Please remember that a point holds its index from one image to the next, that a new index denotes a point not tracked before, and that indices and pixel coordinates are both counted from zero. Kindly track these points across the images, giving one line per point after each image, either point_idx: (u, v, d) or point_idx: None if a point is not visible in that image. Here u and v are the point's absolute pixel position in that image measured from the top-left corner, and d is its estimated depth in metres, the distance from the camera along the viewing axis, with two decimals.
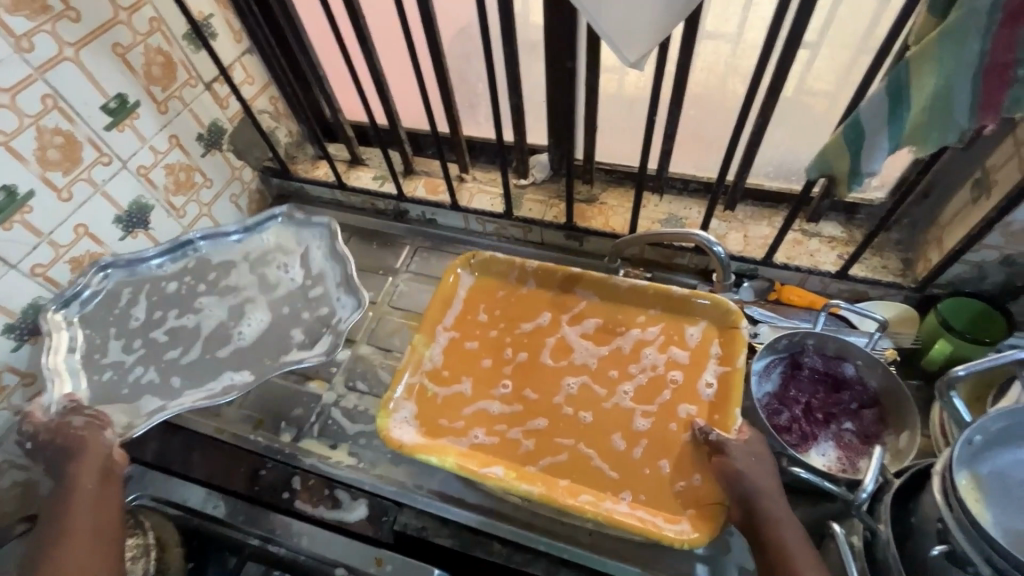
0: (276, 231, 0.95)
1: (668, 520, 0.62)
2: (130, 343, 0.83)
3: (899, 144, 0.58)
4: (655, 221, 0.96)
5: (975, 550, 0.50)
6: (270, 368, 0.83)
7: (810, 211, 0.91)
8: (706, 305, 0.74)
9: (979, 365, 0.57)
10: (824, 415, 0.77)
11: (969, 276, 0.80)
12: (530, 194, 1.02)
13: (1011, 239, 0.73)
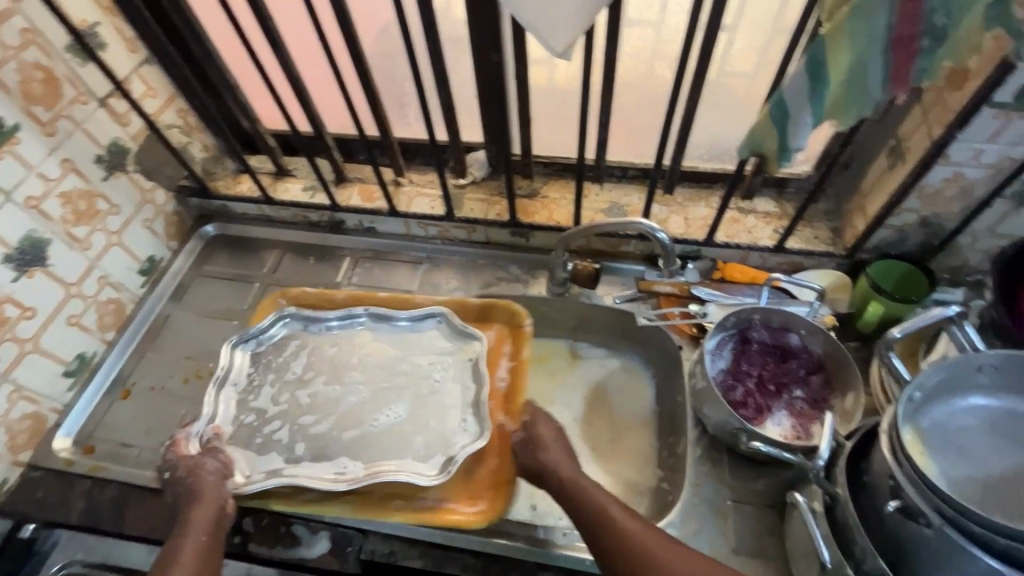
0: (435, 335, 0.83)
1: (468, 504, 0.71)
2: (278, 395, 0.78)
3: (821, 119, 0.59)
4: (599, 211, 0.95)
5: (925, 502, 0.53)
6: (377, 469, 0.71)
7: (743, 188, 0.94)
8: (500, 310, 0.85)
9: (913, 325, 0.62)
10: (776, 386, 0.79)
11: (891, 240, 0.85)
12: (470, 193, 0.99)
13: (927, 202, 0.78)
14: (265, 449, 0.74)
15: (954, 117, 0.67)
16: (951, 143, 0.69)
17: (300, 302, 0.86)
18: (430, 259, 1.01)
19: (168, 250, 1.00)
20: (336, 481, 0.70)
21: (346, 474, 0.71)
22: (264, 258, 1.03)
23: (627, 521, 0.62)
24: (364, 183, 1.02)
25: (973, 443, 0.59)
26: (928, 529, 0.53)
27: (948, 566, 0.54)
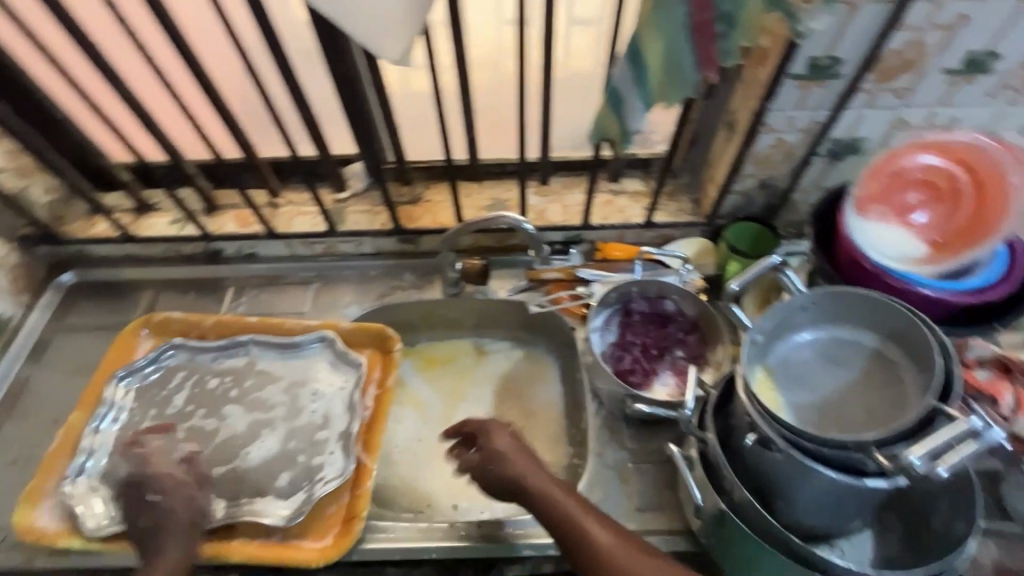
0: (322, 364, 0.90)
1: (315, 537, 0.76)
2: (155, 431, 0.84)
3: (651, 101, 0.64)
4: (479, 208, 1.02)
5: (774, 432, 0.62)
6: (237, 506, 0.78)
7: (611, 174, 1.04)
8: (371, 335, 0.91)
9: (747, 278, 0.73)
10: (658, 350, 0.90)
11: (739, 204, 0.99)
12: (352, 206, 1.03)
13: (761, 167, 0.92)
14: (121, 487, 0.77)
15: (761, 92, 0.79)
16: (766, 114, 0.84)
17: (193, 334, 0.92)
18: (320, 275, 1.04)
19: (19, 307, 0.97)
20: (200, 521, 0.74)
21: (206, 516, 0.76)
22: (138, 300, 1.01)
23: (567, 505, 0.69)
24: (239, 209, 1.03)
25: (813, 372, 0.71)
26: (778, 455, 0.63)
27: (799, 481, 0.64)
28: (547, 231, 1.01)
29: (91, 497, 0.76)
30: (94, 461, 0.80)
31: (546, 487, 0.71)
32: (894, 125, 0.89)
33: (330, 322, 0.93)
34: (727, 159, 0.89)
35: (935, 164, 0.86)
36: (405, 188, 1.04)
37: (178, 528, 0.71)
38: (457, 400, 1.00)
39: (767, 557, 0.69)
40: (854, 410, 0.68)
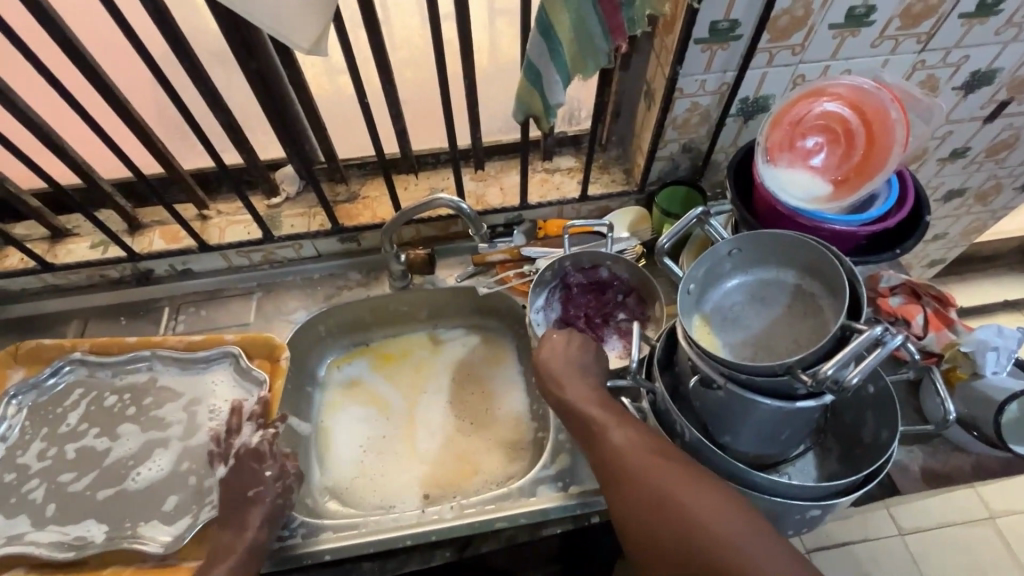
0: (225, 376, 0.92)
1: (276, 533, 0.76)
2: (46, 450, 0.85)
3: (568, 76, 0.75)
4: (541, 182, 1.08)
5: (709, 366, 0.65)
6: (127, 530, 0.78)
7: (617, 144, 1.10)
8: (259, 344, 0.94)
9: (675, 230, 0.75)
10: (596, 319, 0.98)
11: (683, 169, 1.05)
12: (422, 191, 1.09)
13: (681, 131, 0.97)
14: (18, 510, 0.80)
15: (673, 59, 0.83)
16: (679, 77, 0.86)
17: (86, 347, 0.94)
18: (366, 263, 1.08)
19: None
20: (70, 546, 0.76)
21: (86, 538, 0.77)
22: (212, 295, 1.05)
23: (595, 412, 0.69)
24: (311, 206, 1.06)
25: (746, 311, 0.73)
26: (719, 391, 0.66)
27: (745, 414, 0.66)
28: (558, 202, 1.07)
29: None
30: None
31: (583, 396, 0.71)
32: (794, 81, 0.91)
33: (215, 338, 0.94)
34: (704, 115, 0.95)
35: (835, 110, 0.77)
36: (404, 180, 1.10)
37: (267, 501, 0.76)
38: (418, 394, 1.05)
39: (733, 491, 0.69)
40: (782, 346, 0.69)
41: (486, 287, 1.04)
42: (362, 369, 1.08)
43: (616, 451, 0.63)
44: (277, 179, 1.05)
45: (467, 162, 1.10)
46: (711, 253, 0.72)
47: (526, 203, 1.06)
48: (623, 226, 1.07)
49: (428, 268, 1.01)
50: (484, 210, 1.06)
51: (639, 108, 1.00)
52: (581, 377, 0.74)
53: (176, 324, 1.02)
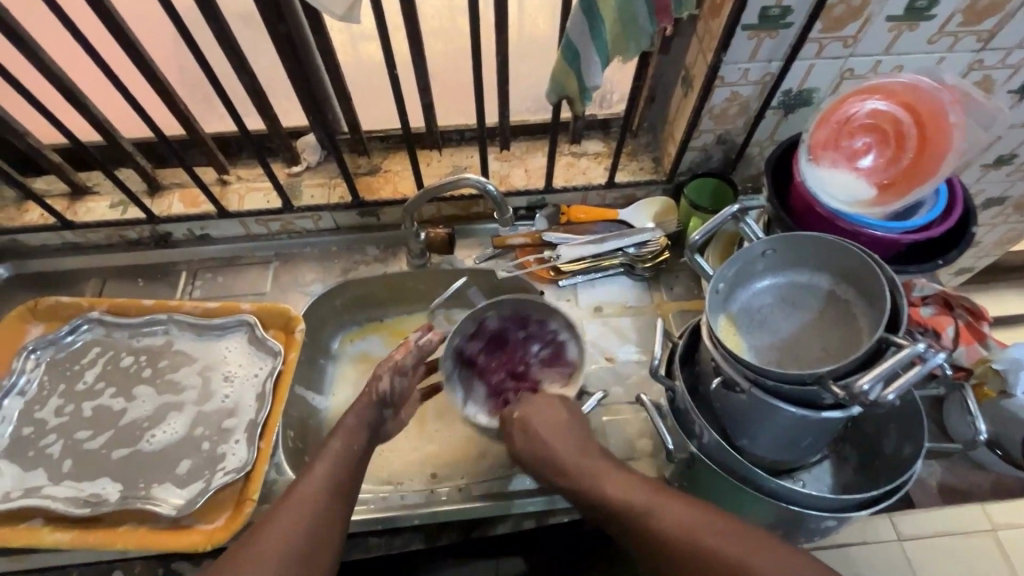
0: (240, 344, 0.92)
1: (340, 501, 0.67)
2: (63, 406, 0.86)
3: (607, 58, 0.71)
4: (567, 166, 1.05)
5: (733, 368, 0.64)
6: (140, 490, 0.79)
7: (648, 131, 1.06)
8: (274, 314, 0.94)
9: (708, 227, 0.72)
10: (517, 367, 0.88)
11: (715, 160, 1.02)
12: (444, 167, 1.06)
13: (717, 121, 0.93)
14: (36, 464, 0.81)
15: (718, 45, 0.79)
16: (721, 65, 0.82)
17: (104, 308, 0.94)
18: (384, 239, 1.06)
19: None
20: (85, 503, 0.77)
21: (100, 496, 0.78)
22: (228, 261, 1.05)
23: (604, 481, 0.67)
24: (331, 177, 1.04)
25: (772, 315, 0.71)
26: (742, 395, 0.64)
27: (764, 419, 0.64)
28: (584, 188, 1.04)
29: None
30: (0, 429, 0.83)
31: (582, 460, 0.70)
32: (842, 74, 0.87)
33: (231, 306, 0.94)
34: (743, 105, 0.91)
35: (884, 109, 0.74)
36: (427, 156, 1.07)
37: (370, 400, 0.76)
38: None
39: (743, 495, 0.69)
40: (809, 355, 0.68)
41: (506, 272, 1.02)
42: (375, 345, 1.08)
43: (649, 523, 0.62)
44: (299, 147, 1.03)
45: (492, 140, 1.07)
46: (744, 253, 0.69)
47: (551, 187, 1.03)
48: (648, 216, 1.05)
49: (447, 249, 1.00)
50: (508, 191, 1.03)
51: (675, 94, 0.97)
52: (573, 440, 0.73)
53: (193, 289, 1.02)
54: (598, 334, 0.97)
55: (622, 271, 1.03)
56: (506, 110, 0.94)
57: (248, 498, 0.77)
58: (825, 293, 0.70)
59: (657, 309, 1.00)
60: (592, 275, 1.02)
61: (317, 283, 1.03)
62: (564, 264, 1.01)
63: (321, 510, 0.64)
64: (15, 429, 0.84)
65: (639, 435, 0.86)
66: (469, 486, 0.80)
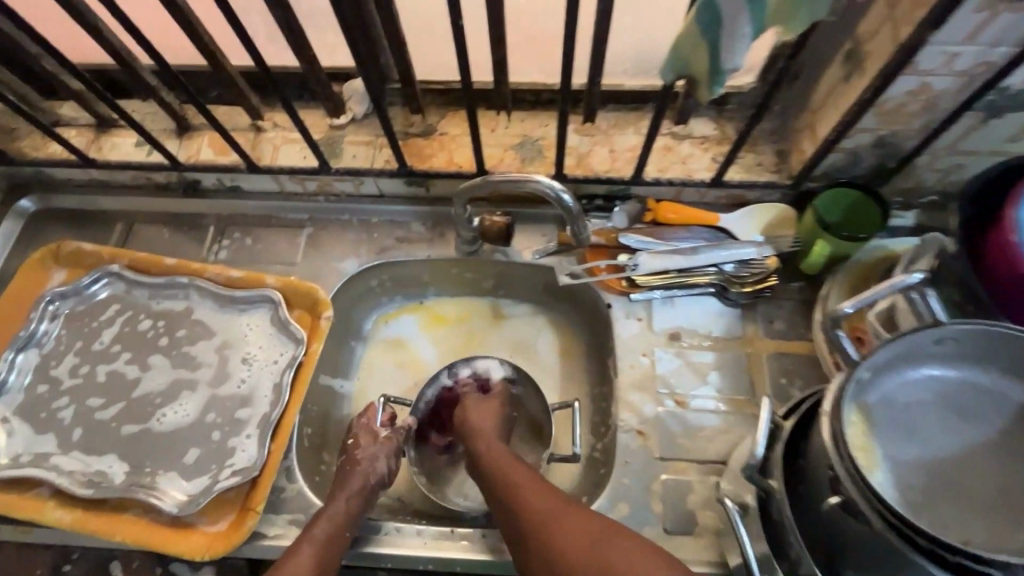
0: (262, 322, 0.83)
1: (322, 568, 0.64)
2: (78, 366, 0.81)
3: (761, 28, 0.51)
4: (662, 152, 0.84)
5: (865, 501, 0.47)
6: (145, 476, 0.73)
7: (778, 115, 0.84)
8: (301, 293, 0.82)
9: (865, 297, 0.53)
10: None
11: (863, 166, 0.77)
12: (511, 135, 0.87)
13: (884, 119, 0.69)
14: (47, 428, 0.76)
15: (925, 14, 0.55)
16: (921, 46, 0.58)
17: (126, 262, 0.86)
18: (432, 215, 0.91)
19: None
20: (89, 482, 0.72)
21: (106, 475, 0.73)
22: (258, 220, 0.93)
23: (522, 488, 0.64)
24: (377, 135, 0.88)
25: (932, 424, 0.53)
26: (867, 529, 0.48)
27: (891, 566, 0.49)
28: (681, 182, 0.83)
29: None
30: (15, 384, 0.79)
31: (505, 460, 0.69)
32: None
33: (255, 277, 0.84)
34: (930, 102, 0.66)
35: None
36: (492, 119, 0.88)
37: (364, 472, 0.73)
38: None
39: None
40: (978, 488, 0.50)
41: (568, 276, 0.85)
42: (410, 328, 0.96)
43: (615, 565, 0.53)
44: (344, 94, 0.88)
45: (575, 107, 0.87)
46: (912, 338, 0.51)
47: (639, 178, 0.83)
48: (757, 227, 0.84)
49: (502, 241, 0.83)
50: (585, 176, 0.84)
51: (829, 74, 0.72)
52: (495, 444, 0.73)
53: (219, 249, 0.91)
54: (670, 369, 0.79)
55: (712, 292, 0.84)
56: (598, 77, 0.73)
57: (251, 508, 0.69)
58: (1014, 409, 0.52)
59: (748, 347, 0.81)
60: (673, 293, 0.83)
61: (352, 257, 0.90)
62: (641, 276, 0.83)
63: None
64: (30, 385, 0.79)
65: (703, 507, 0.71)
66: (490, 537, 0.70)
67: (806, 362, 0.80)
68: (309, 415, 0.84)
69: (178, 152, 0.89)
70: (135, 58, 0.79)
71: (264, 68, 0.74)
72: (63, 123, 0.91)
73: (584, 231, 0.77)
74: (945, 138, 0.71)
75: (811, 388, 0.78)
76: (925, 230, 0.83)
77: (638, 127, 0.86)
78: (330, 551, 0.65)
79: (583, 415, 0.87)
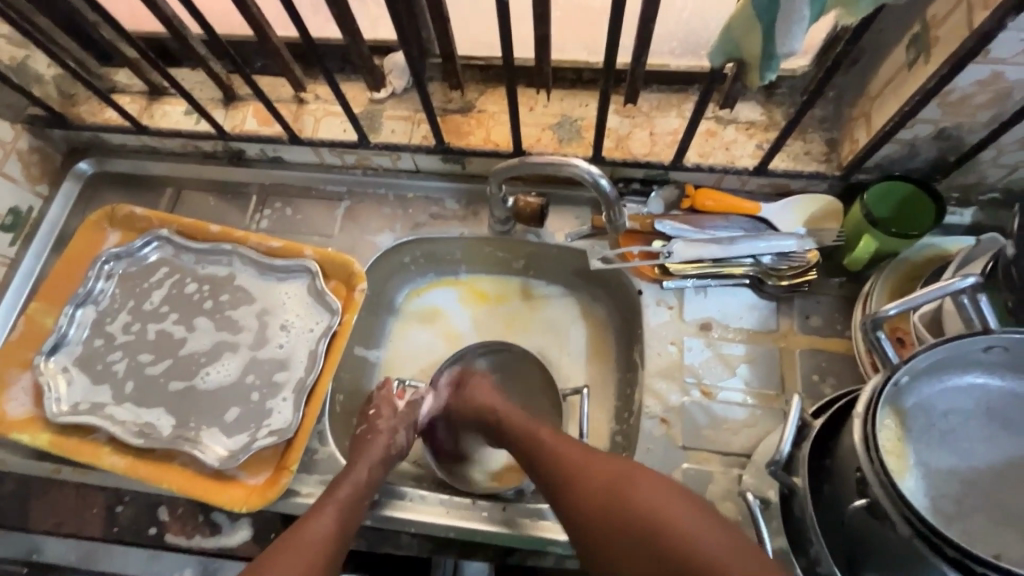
0: (300, 291, 0.86)
1: (343, 532, 0.66)
2: (130, 324, 0.85)
3: (821, 11, 0.48)
4: (704, 137, 0.82)
5: (892, 507, 0.47)
6: (190, 430, 0.78)
7: (831, 101, 0.80)
8: (338, 265, 0.85)
9: (913, 299, 0.50)
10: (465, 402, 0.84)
11: (920, 160, 0.73)
12: (550, 114, 0.86)
13: (949, 110, 0.65)
14: (102, 379, 0.82)
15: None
16: (998, 33, 0.54)
17: (175, 228, 0.90)
18: (467, 192, 0.91)
19: (37, 197, 0.94)
20: (138, 432, 0.77)
21: (154, 427, 0.78)
22: (297, 191, 0.95)
23: (547, 446, 0.67)
24: (415, 110, 0.89)
25: (971, 433, 0.51)
26: (893, 533, 0.48)
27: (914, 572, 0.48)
28: (722, 169, 0.80)
29: (60, 376, 0.81)
30: (73, 338, 0.84)
31: (534, 431, 0.70)
32: None
33: (295, 248, 0.86)
34: (1000, 94, 0.62)
35: None
36: (531, 97, 0.87)
37: (380, 442, 0.75)
38: None
39: None
40: (1012, 503, 0.49)
41: (600, 260, 0.85)
42: (449, 300, 0.97)
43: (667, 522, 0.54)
44: (385, 67, 0.88)
45: (617, 87, 0.85)
46: (959, 344, 0.49)
47: (679, 163, 0.81)
48: (800, 218, 0.81)
49: (535, 222, 0.83)
50: (623, 160, 0.82)
51: (891, 59, 0.68)
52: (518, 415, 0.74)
53: (261, 219, 0.94)
54: (699, 360, 0.79)
55: (748, 284, 0.82)
56: (644, 57, 0.71)
57: (286, 468, 0.73)
58: None
59: (781, 341, 0.79)
60: (706, 283, 0.82)
61: (387, 231, 0.91)
62: (674, 264, 0.82)
63: (331, 546, 0.64)
64: (87, 339, 0.84)
65: (723, 498, 0.71)
66: (507, 511, 0.72)
67: (840, 359, 0.78)
68: (342, 382, 0.88)
69: (224, 122, 0.91)
70: (186, 27, 0.80)
71: (308, 39, 0.75)
72: (118, 90, 0.94)
73: (619, 218, 0.77)
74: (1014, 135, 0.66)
75: (844, 386, 0.76)
76: (983, 228, 0.78)
77: (681, 110, 0.84)
78: (352, 514, 0.67)
79: (605, 399, 0.88)
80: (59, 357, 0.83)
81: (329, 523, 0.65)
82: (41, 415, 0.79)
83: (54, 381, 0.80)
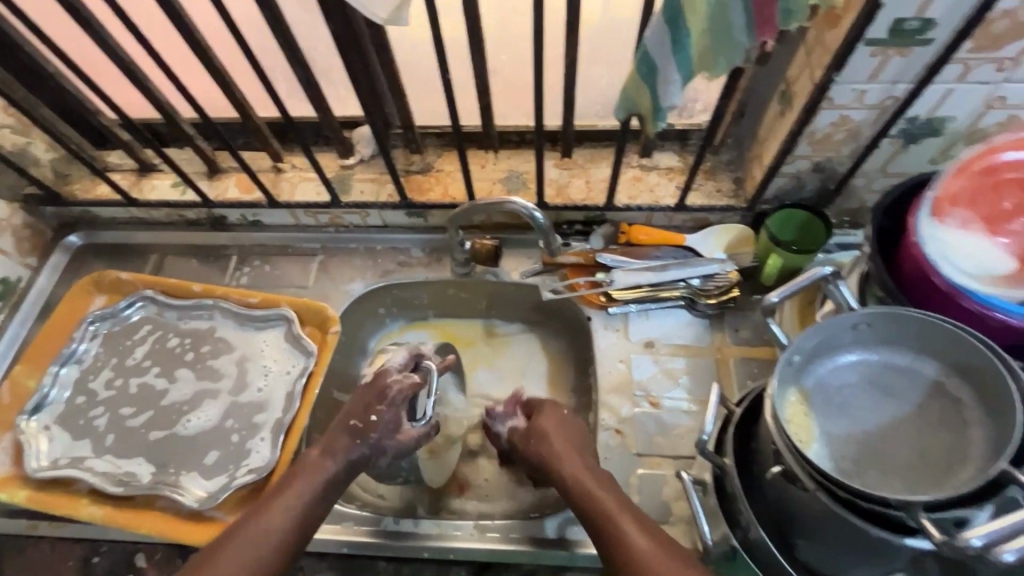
0: (277, 338, 0.92)
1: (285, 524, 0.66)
2: (113, 379, 0.90)
3: (689, 75, 0.62)
4: (631, 182, 0.95)
5: (797, 468, 0.54)
6: (169, 476, 0.81)
7: (733, 147, 0.95)
8: (312, 311, 0.92)
9: (791, 286, 0.60)
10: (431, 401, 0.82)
11: (809, 190, 0.88)
12: (499, 169, 0.99)
13: (817, 147, 0.80)
14: (83, 434, 0.85)
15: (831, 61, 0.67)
16: (833, 85, 0.69)
17: (159, 288, 0.96)
18: (430, 241, 1.02)
19: (26, 268, 1.00)
20: (118, 482, 0.80)
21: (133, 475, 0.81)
22: (273, 250, 1.04)
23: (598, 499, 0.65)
24: (380, 173, 1.01)
25: (860, 401, 0.60)
26: (803, 492, 0.55)
27: (824, 525, 0.56)
28: (649, 208, 0.94)
29: (41, 435, 0.84)
30: (55, 397, 0.88)
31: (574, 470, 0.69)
32: (987, 102, 0.71)
33: (272, 299, 0.93)
34: (852, 132, 0.77)
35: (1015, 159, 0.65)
36: (482, 157, 1.00)
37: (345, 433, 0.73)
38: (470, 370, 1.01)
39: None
40: (900, 456, 0.57)
41: (550, 292, 0.94)
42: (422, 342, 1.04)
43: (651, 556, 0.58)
44: (354, 138, 1.01)
45: (554, 146, 0.99)
46: (833, 323, 0.59)
47: (611, 204, 0.94)
48: (720, 245, 0.94)
49: (492, 261, 0.95)
50: (564, 205, 0.95)
51: (769, 110, 0.84)
52: (596, 476, 0.67)
53: (240, 276, 1.02)
54: (646, 375, 0.87)
55: (682, 304, 0.92)
56: (570, 119, 0.85)
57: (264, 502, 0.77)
58: (930, 381, 0.59)
59: (717, 353, 0.89)
60: (645, 305, 0.92)
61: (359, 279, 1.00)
62: (616, 290, 0.92)
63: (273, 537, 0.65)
64: (68, 397, 0.88)
65: (676, 497, 0.78)
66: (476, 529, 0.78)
67: (769, 365, 0.88)
68: (318, 423, 0.93)
69: (209, 191, 1.01)
70: (178, 113, 0.92)
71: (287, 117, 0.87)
72: (110, 169, 1.04)
73: (557, 246, 0.88)
74: (876, 165, 0.81)
75: None
76: None
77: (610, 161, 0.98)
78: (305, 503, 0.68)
79: None
80: (41, 416, 0.86)
81: (290, 514, 0.67)
82: (20, 473, 0.81)
83: (36, 439, 0.83)
